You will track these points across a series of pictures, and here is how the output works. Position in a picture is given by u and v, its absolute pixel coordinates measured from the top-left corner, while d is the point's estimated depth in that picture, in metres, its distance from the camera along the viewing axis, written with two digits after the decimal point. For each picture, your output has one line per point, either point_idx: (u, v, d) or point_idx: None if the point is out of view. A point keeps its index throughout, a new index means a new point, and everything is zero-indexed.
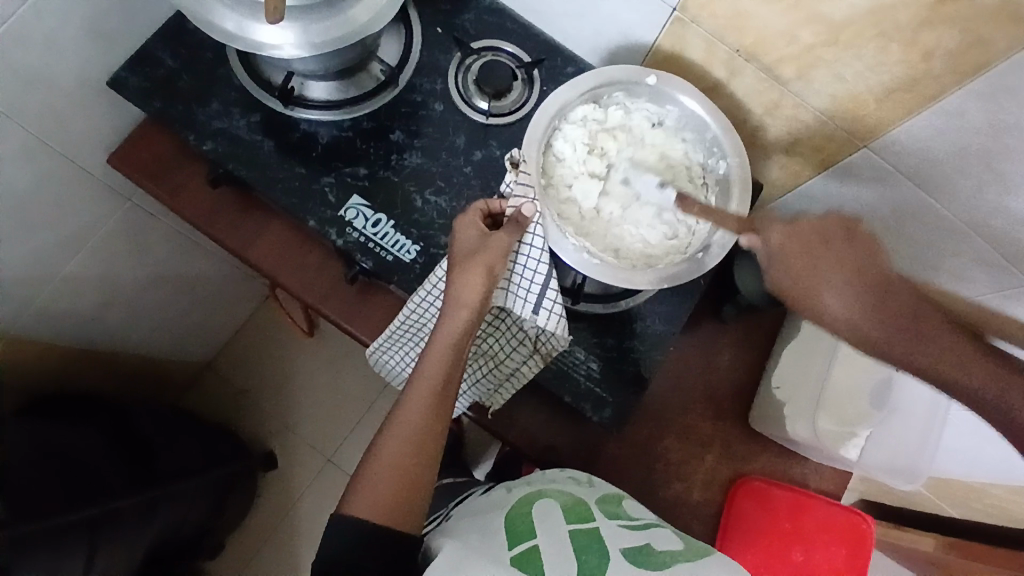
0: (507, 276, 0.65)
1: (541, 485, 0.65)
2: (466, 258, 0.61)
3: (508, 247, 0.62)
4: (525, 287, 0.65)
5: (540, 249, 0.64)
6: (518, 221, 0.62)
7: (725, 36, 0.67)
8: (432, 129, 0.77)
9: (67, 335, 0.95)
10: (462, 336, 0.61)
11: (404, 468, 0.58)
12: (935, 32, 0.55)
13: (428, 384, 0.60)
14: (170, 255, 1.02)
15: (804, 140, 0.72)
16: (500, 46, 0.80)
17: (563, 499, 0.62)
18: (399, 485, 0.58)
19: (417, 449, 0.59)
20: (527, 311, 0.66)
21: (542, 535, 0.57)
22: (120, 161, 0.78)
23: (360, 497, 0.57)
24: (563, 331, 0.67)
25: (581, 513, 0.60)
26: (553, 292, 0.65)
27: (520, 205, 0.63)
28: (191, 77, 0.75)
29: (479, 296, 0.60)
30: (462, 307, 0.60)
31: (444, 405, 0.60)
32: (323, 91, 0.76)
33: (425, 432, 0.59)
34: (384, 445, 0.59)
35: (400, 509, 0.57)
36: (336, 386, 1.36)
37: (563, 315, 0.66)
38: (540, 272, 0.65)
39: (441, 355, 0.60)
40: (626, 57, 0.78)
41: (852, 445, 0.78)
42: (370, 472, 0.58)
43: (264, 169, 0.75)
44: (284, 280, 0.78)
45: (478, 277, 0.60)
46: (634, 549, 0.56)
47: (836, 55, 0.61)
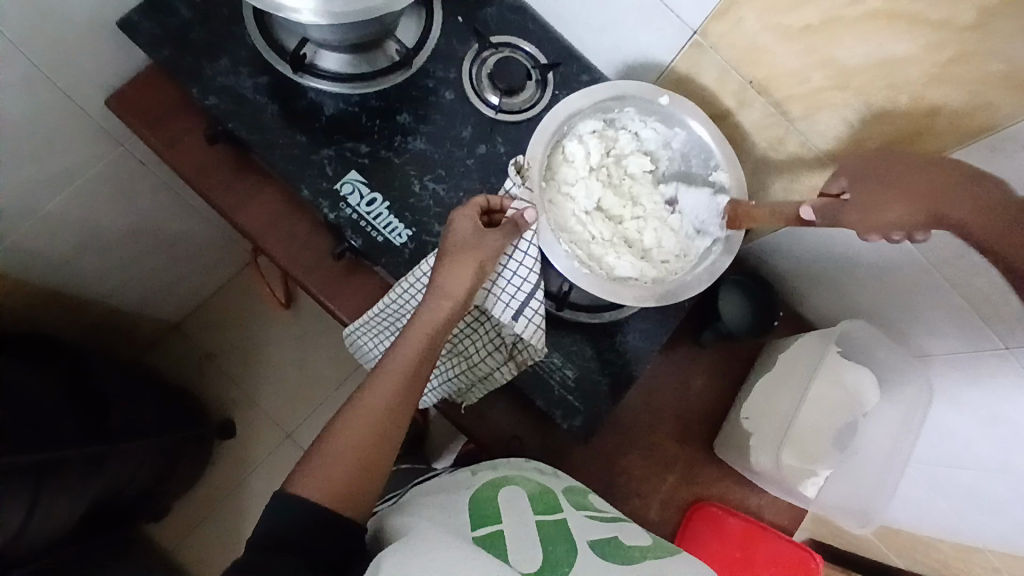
0: (494, 277, 0.66)
1: (507, 471, 0.66)
2: (458, 250, 0.60)
3: (502, 247, 0.62)
4: (509, 293, 0.66)
5: (533, 257, 0.65)
6: (516, 223, 0.62)
7: (740, 66, 0.68)
8: (440, 117, 0.77)
9: (38, 273, 0.92)
10: (441, 327, 0.60)
11: (360, 452, 0.57)
12: (943, 90, 0.56)
13: (402, 369, 0.59)
14: (155, 206, 1.00)
15: (803, 179, 0.73)
16: (518, 44, 0.80)
17: (530, 488, 0.63)
18: (354, 469, 0.57)
19: (379, 434, 0.58)
20: (507, 316, 0.67)
21: (508, 525, 0.57)
22: (117, 104, 0.76)
23: (312, 476, 0.56)
24: (541, 342, 0.67)
25: (548, 503, 0.61)
26: (538, 301, 0.66)
27: (522, 209, 0.63)
28: (203, 29, 0.74)
29: (465, 291, 0.60)
30: (446, 298, 0.60)
31: (413, 392, 0.60)
32: (334, 63, 0.75)
33: (389, 417, 0.59)
34: (346, 426, 0.58)
35: (351, 493, 0.57)
36: (305, 362, 1.34)
37: (542, 327, 0.66)
38: (529, 280, 0.65)
39: (418, 342, 0.59)
40: (640, 73, 0.79)
41: (811, 483, 0.79)
42: (326, 450, 0.57)
43: (265, 133, 0.74)
44: (268, 247, 0.77)
45: (467, 272, 0.59)
46: (600, 541, 0.56)
47: (846, 100, 0.63)
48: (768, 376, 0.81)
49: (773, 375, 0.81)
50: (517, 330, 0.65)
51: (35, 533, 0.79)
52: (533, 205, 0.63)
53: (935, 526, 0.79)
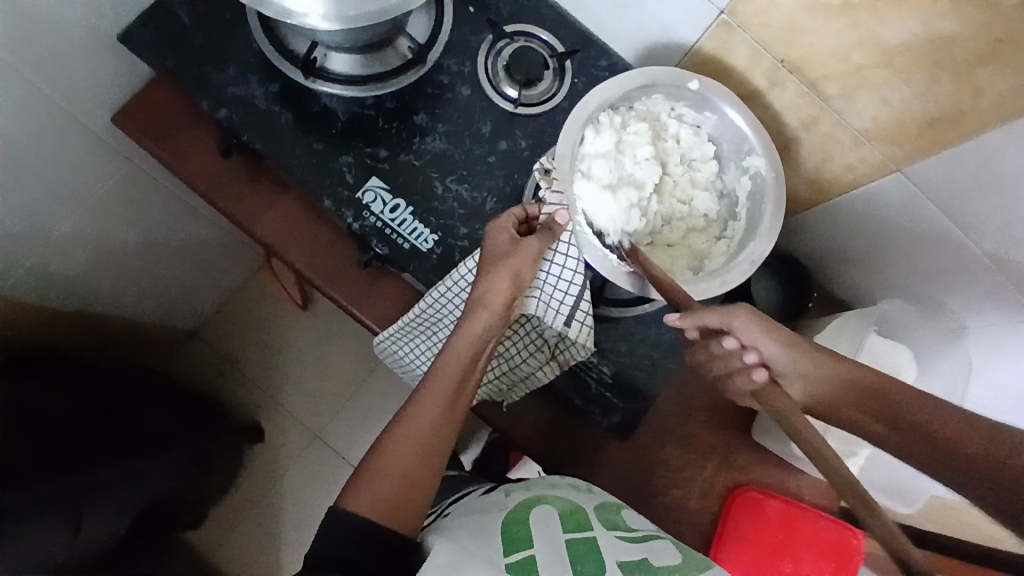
0: (539, 282, 0.63)
1: (539, 491, 0.64)
2: (496, 259, 0.59)
3: (539, 253, 0.61)
4: (558, 298, 0.63)
5: (575, 261, 0.63)
6: (550, 227, 0.61)
7: (772, 47, 0.65)
8: (458, 114, 0.74)
9: (61, 296, 0.90)
10: (482, 339, 0.59)
11: (410, 469, 0.57)
12: (990, 71, 0.54)
13: (445, 385, 0.58)
14: (167, 219, 0.98)
15: (836, 158, 0.71)
16: (533, 31, 0.77)
17: (560, 505, 0.61)
18: (403, 486, 0.56)
19: (426, 451, 0.57)
20: (559, 323, 0.64)
21: (540, 547, 0.56)
22: (122, 119, 0.73)
23: (360, 495, 0.55)
24: (591, 344, 0.65)
25: (579, 521, 0.60)
26: (586, 304, 0.63)
27: (554, 211, 0.61)
28: (206, 37, 0.71)
29: (503, 303, 0.59)
30: (485, 308, 0.59)
31: (458, 409, 0.59)
32: (344, 64, 0.72)
33: (434, 434, 0.58)
34: (393, 443, 0.57)
35: (402, 511, 0.56)
36: (325, 361, 1.33)
37: (593, 329, 0.63)
38: (574, 284, 0.63)
39: (460, 355, 0.59)
40: (662, 55, 0.76)
41: (851, 465, 0.77)
42: (375, 468, 0.56)
43: (280, 142, 0.71)
44: (292, 259, 0.76)
45: (505, 280, 0.59)
46: (631, 563, 0.56)
47: (885, 79, 0.60)
48: None
49: None
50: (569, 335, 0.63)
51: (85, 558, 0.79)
52: (566, 206, 0.61)
53: None
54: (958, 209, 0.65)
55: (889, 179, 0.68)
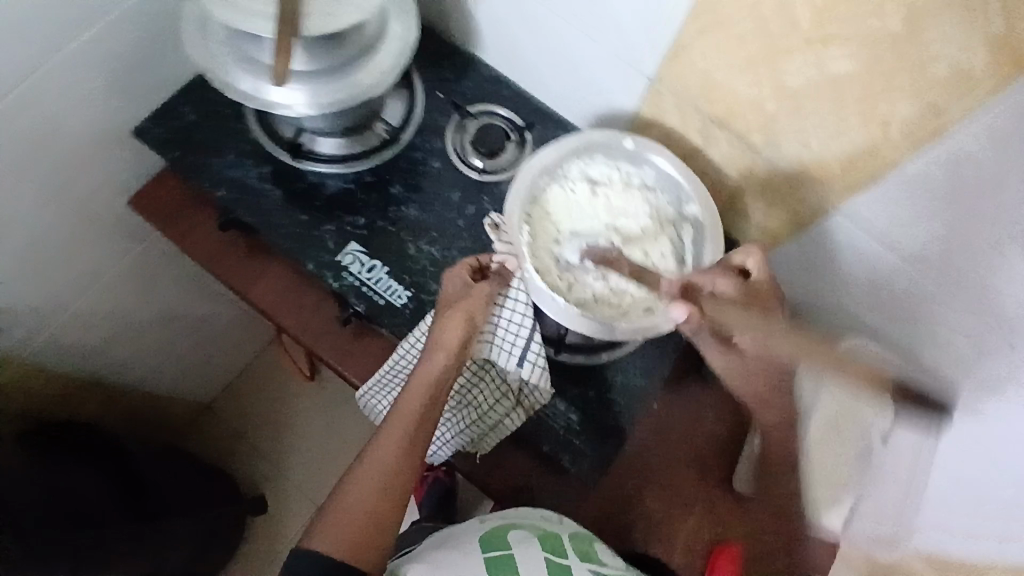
0: (492, 325, 0.68)
1: (514, 517, 0.66)
2: (451, 304, 0.65)
3: (490, 297, 0.67)
4: (510, 340, 0.69)
5: (524, 304, 0.69)
6: (501, 273, 0.68)
7: (700, 105, 0.72)
8: (430, 184, 0.83)
9: (75, 364, 0.98)
10: (440, 379, 0.63)
11: (374, 505, 0.59)
12: (891, 99, 0.59)
13: (406, 422, 0.62)
14: (179, 295, 1.07)
15: (779, 203, 0.76)
16: (496, 110, 0.87)
17: (536, 531, 0.64)
18: (367, 524, 0.58)
19: (388, 490, 0.60)
20: (511, 364, 0.69)
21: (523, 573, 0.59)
22: (139, 204, 0.85)
23: (325, 533, 0.58)
24: (546, 383, 0.70)
25: (554, 550, 0.62)
26: (537, 345, 0.68)
27: (505, 259, 0.68)
28: (209, 130, 0.82)
29: (459, 340, 0.64)
30: (443, 349, 0.64)
31: (420, 444, 0.62)
32: (330, 146, 0.82)
33: (395, 474, 0.61)
34: (356, 484, 0.60)
35: (366, 549, 0.58)
36: (332, 433, 1.37)
37: (546, 368, 0.69)
38: (524, 325, 0.68)
39: (419, 395, 0.63)
40: (612, 124, 0.84)
41: (833, 511, 0.78)
42: (340, 508, 0.59)
43: (270, 215, 0.80)
44: (280, 320, 0.82)
45: (459, 320, 0.64)
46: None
47: (800, 124, 0.66)
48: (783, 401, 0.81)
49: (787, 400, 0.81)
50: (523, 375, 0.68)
51: None
52: (515, 254, 0.68)
53: None
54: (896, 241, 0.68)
55: (830, 218, 0.72)
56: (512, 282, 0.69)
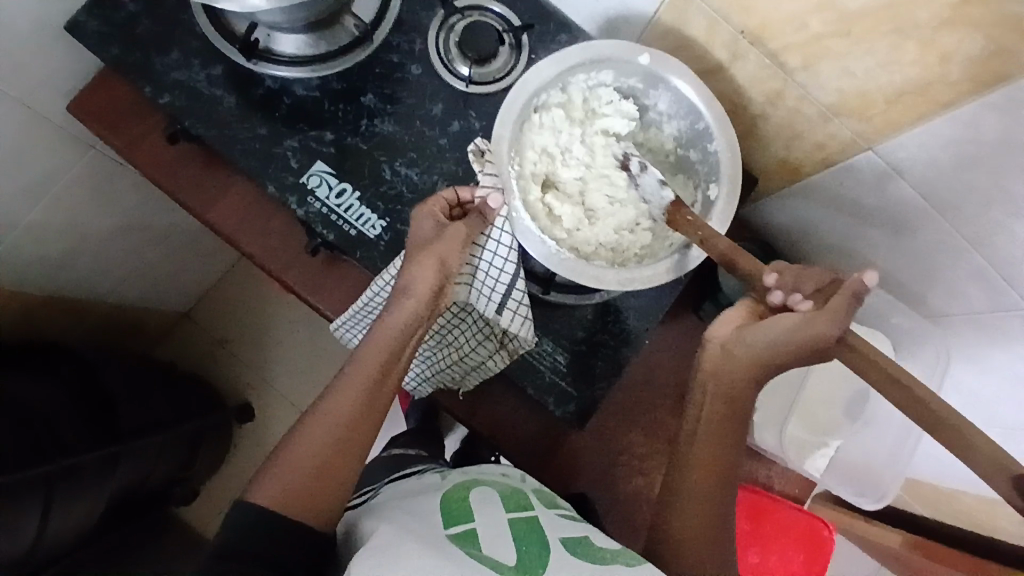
0: (473, 267, 0.64)
1: (475, 474, 0.63)
2: (424, 245, 0.60)
3: (469, 237, 0.62)
4: (490, 286, 0.64)
5: (508, 247, 0.63)
6: (483, 212, 0.62)
7: (730, 15, 0.60)
8: (408, 94, 0.72)
9: (33, 279, 0.93)
10: (405, 330, 0.60)
11: (321, 462, 0.58)
12: (956, 34, 0.49)
13: (364, 374, 0.60)
14: (140, 202, 0.99)
15: (806, 136, 0.67)
16: (488, 5, 0.73)
17: (499, 489, 0.60)
18: (306, 483, 0.56)
19: (339, 443, 0.59)
20: (491, 310, 0.65)
21: (484, 515, 0.55)
22: (75, 107, 0.73)
23: (267, 485, 0.56)
24: (529, 332, 0.66)
25: (519, 503, 0.57)
26: (520, 291, 0.64)
27: (487, 195, 0.61)
28: (149, 22, 0.70)
29: (430, 290, 0.60)
30: (412, 298, 0.60)
31: (376, 396, 0.60)
32: (291, 45, 0.70)
33: (350, 427, 0.59)
34: (306, 436, 0.58)
35: (312, 504, 0.56)
36: (316, 342, 1.35)
37: (528, 318, 0.65)
38: (506, 271, 0.64)
39: (380, 345, 0.60)
40: (623, 29, 0.72)
41: (822, 458, 0.78)
42: (285, 461, 0.57)
43: (225, 128, 0.70)
44: (242, 245, 0.75)
45: (431, 269, 0.59)
46: (572, 539, 0.53)
47: (845, 47, 0.56)
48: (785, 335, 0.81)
49: None
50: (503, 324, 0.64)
51: (54, 541, 0.82)
52: (500, 189, 0.60)
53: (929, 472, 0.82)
54: (931, 188, 0.60)
55: (862, 157, 0.64)
56: (494, 222, 0.63)
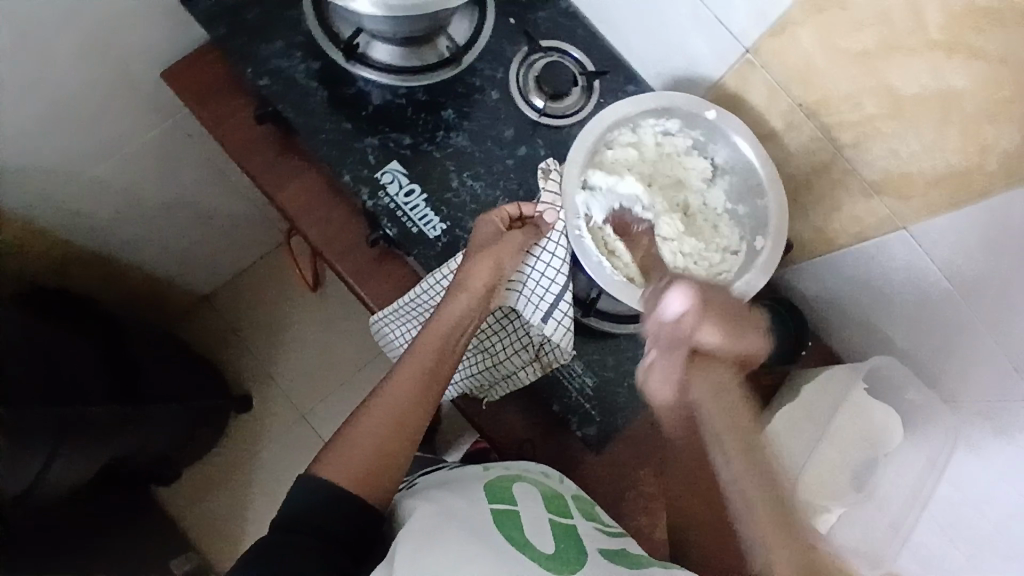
0: (523, 277, 0.69)
1: (518, 471, 0.67)
2: (483, 246, 0.66)
3: (521, 245, 0.68)
4: (539, 295, 0.69)
5: (561, 258, 0.68)
6: (538, 224, 0.69)
7: (792, 87, 0.67)
8: (483, 115, 0.77)
9: (79, 232, 0.95)
10: (460, 321, 0.65)
11: (381, 442, 0.61)
12: (997, 128, 0.56)
13: (420, 361, 0.64)
14: (196, 180, 1.03)
15: (844, 209, 0.72)
16: (568, 49, 0.80)
17: (542, 488, 0.65)
18: (369, 459, 0.60)
19: (398, 424, 0.62)
20: (536, 318, 0.69)
21: (523, 509, 0.60)
22: (172, 78, 0.79)
23: (333, 464, 0.59)
24: (568, 344, 0.69)
25: (560, 507, 0.62)
26: (565, 304, 0.68)
27: (544, 210, 0.69)
28: (261, 12, 0.76)
29: (484, 285, 0.66)
30: (466, 292, 0.65)
31: (434, 384, 0.64)
32: (385, 54, 0.76)
33: (409, 410, 0.63)
34: (367, 417, 0.62)
35: (372, 482, 0.59)
36: (326, 348, 1.36)
37: (570, 329, 0.68)
38: (557, 282, 0.68)
39: (436, 333, 0.65)
40: (687, 89, 0.78)
41: (825, 520, 0.78)
42: (348, 439, 0.61)
43: (311, 116, 0.75)
44: (303, 229, 0.78)
45: (487, 266, 0.66)
46: (608, 550, 0.58)
47: (896, 130, 0.62)
48: (818, 378, 0.80)
49: (819, 382, 0.80)
50: (546, 331, 0.68)
51: (48, 487, 0.81)
52: (555, 207, 0.68)
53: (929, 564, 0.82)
54: (956, 270, 0.65)
55: (895, 236, 0.69)
56: (547, 234, 0.69)
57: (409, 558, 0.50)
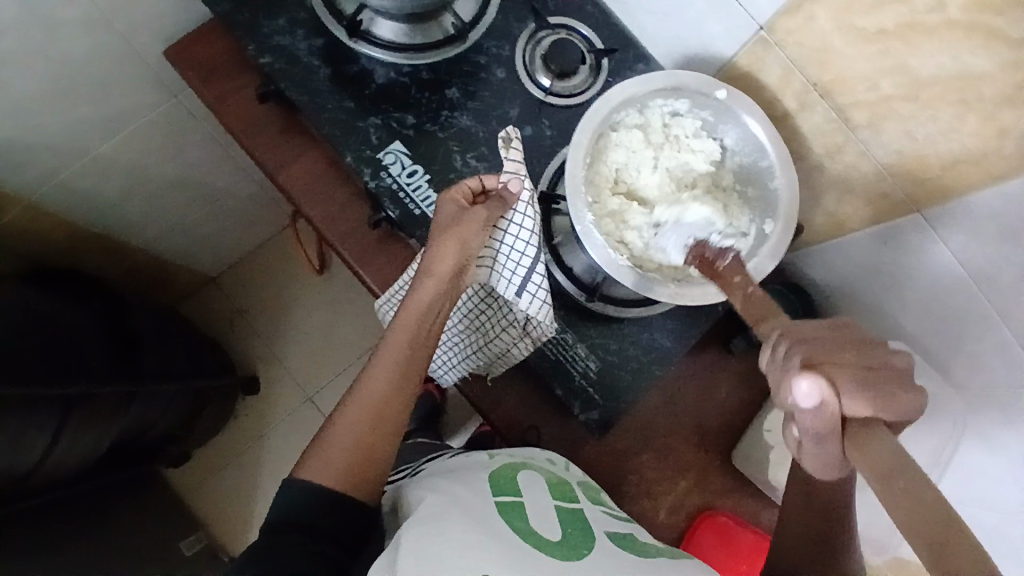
0: (493, 252, 0.67)
1: (523, 457, 0.67)
2: (444, 229, 0.64)
3: (491, 220, 0.64)
4: (511, 268, 0.68)
5: (529, 232, 0.66)
6: (502, 197, 0.65)
7: (806, 67, 0.65)
8: (489, 94, 0.76)
9: (85, 212, 0.96)
10: (431, 307, 0.64)
11: (364, 434, 0.61)
12: (1017, 112, 0.54)
13: (396, 350, 0.63)
14: (199, 160, 1.02)
15: (857, 192, 0.71)
16: (576, 27, 0.78)
17: (547, 476, 0.65)
18: (350, 451, 0.61)
19: (376, 415, 0.62)
20: (511, 293, 0.68)
21: (528, 497, 0.60)
22: (173, 54, 0.77)
23: (312, 463, 0.61)
24: (546, 316, 0.69)
25: (565, 494, 0.63)
26: (539, 276, 0.68)
27: (508, 180, 0.65)
28: None
29: (450, 269, 0.63)
30: (433, 277, 0.63)
31: (410, 370, 0.64)
32: (389, 31, 0.74)
33: (387, 399, 0.63)
34: (346, 410, 0.62)
35: (357, 475, 0.60)
36: (333, 328, 1.36)
37: (546, 301, 0.68)
38: (527, 255, 0.67)
39: (409, 322, 0.64)
40: (699, 68, 0.76)
41: None
42: (329, 435, 0.62)
43: (314, 94, 0.74)
44: (305, 210, 0.77)
45: (450, 248, 0.63)
46: (616, 535, 0.59)
47: (912, 111, 0.60)
48: None
49: None
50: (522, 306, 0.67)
51: (56, 463, 0.81)
52: (519, 175, 0.65)
53: None
54: (970, 257, 0.63)
55: (908, 221, 0.67)
56: (514, 206, 0.66)
57: (414, 546, 0.50)
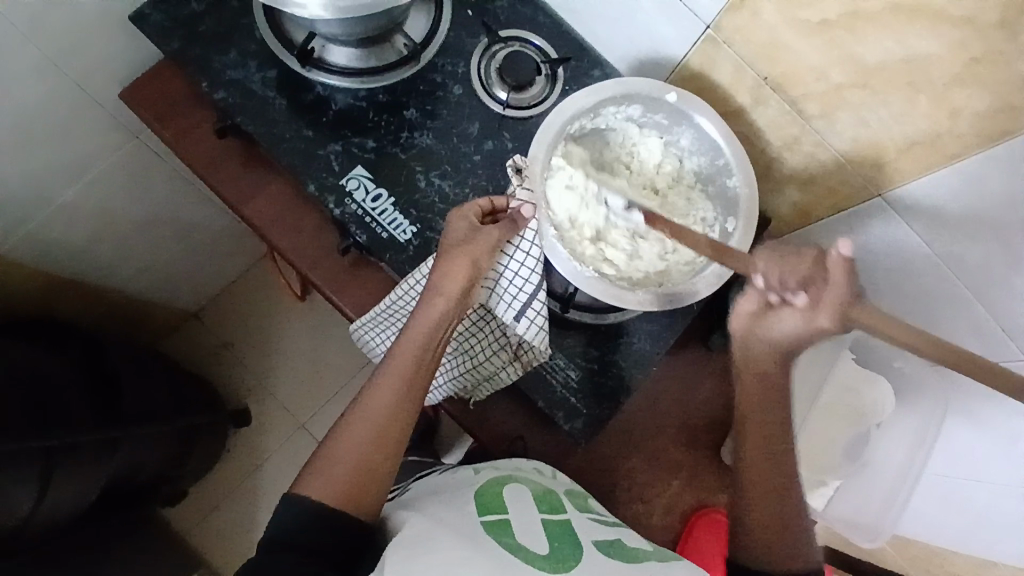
0: (498, 274, 0.67)
1: (509, 470, 0.66)
2: (454, 248, 0.63)
3: (498, 243, 0.64)
4: (512, 293, 0.68)
5: (534, 258, 0.66)
6: (515, 219, 0.65)
7: (756, 62, 0.65)
8: (447, 112, 0.76)
9: (56, 259, 0.95)
10: (439, 328, 0.64)
11: (365, 454, 0.62)
12: (966, 92, 0.54)
13: (400, 366, 0.64)
14: (168, 197, 1.02)
15: (819, 181, 0.71)
16: (529, 38, 0.78)
17: (534, 486, 0.64)
18: (352, 470, 0.61)
19: (379, 434, 0.63)
20: (510, 317, 0.68)
21: (514, 514, 0.60)
22: (129, 96, 0.77)
23: (312, 480, 0.61)
24: (542, 343, 0.68)
25: (551, 505, 0.62)
26: (540, 302, 0.67)
27: (521, 205, 0.65)
28: (214, 23, 0.74)
29: (460, 290, 0.63)
30: (443, 296, 0.63)
31: (414, 388, 0.64)
32: (343, 57, 0.74)
33: (390, 418, 0.63)
34: (348, 428, 0.63)
35: (358, 495, 0.61)
36: (320, 353, 1.36)
37: (544, 328, 0.67)
38: (531, 281, 0.67)
39: (416, 340, 0.64)
40: (653, 70, 0.77)
41: (818, 494, 0.80)
42: (328, 454, 0.62)
43: (272, 126, 0.73)
44: (274, 241, 0.77)
45: (462, 268, 0.63)
46: (604, 543, 0.59)
47: (863, 98, 0.61)
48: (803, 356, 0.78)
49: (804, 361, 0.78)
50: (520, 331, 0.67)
51: (47, 514, 0.81)
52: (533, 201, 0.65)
53: (944, 541, 0.83)
54: (935, 235, 0.64)
55: (869, 206, 0.68)
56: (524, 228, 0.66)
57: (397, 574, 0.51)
